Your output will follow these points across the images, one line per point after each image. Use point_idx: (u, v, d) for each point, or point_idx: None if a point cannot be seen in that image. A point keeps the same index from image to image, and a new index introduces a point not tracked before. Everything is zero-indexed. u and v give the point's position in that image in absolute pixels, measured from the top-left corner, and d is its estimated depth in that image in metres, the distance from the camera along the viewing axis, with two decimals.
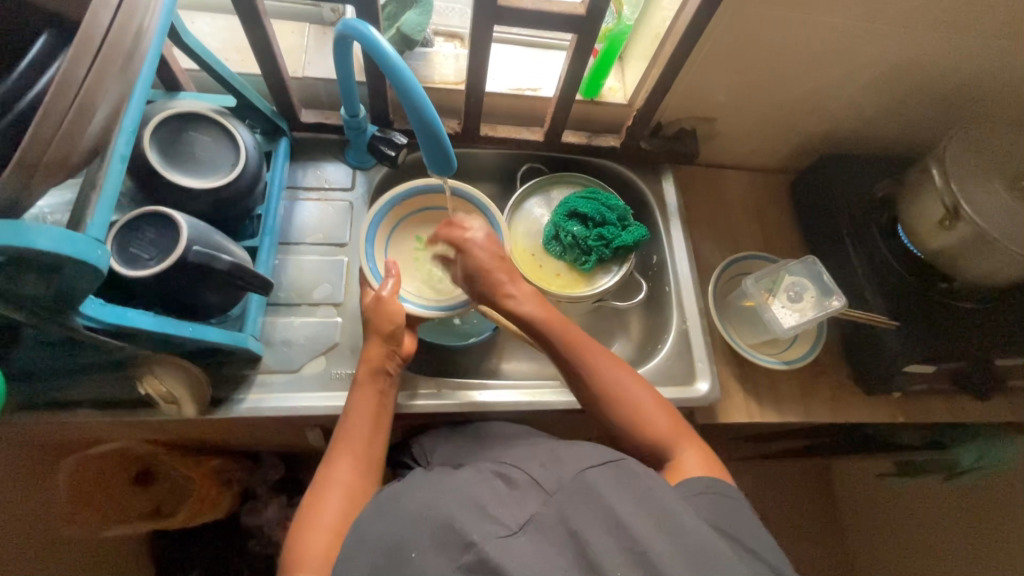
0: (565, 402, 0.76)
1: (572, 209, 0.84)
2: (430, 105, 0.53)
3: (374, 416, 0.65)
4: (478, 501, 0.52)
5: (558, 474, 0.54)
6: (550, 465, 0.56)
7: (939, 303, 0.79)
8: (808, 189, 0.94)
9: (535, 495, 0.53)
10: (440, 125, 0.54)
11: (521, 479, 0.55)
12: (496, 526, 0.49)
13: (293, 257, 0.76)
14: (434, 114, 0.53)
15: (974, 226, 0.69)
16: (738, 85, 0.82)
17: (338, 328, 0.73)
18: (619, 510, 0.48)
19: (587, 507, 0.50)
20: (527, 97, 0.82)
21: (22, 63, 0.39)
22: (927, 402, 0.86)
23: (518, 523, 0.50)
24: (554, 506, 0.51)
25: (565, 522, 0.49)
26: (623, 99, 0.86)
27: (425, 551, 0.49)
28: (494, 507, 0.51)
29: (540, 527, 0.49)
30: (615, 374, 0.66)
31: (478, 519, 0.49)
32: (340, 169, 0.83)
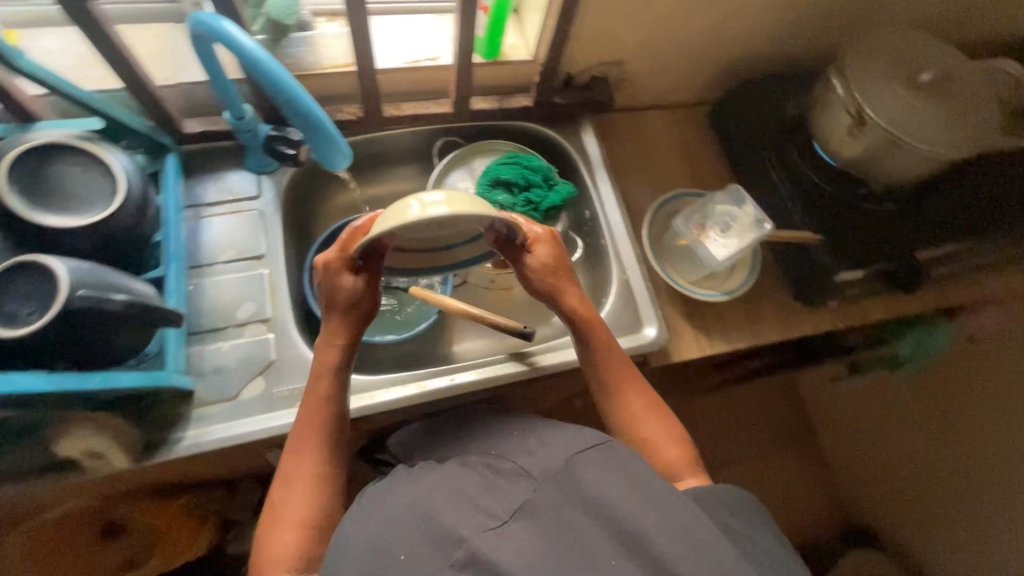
0: (518, 373, 0.76)
1: (495, 178, 0.82)
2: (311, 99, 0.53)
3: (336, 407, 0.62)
4: (463, 496, 0.52)
5: (547, 460, 0.55)
6: (540, 453, 0.57)
7: (861, 209, 0.82)
8: (725, 118, 0.94)
9: (526, 482, 0.53)
10: (325, 118, 0.55)
11: (508, 474, 0.55)
12: (486, 518, 0.49)
13: (208, 280, 0.71)
14: (322, 115, 0.54)
15: (881, 130, 0.71)
16: (639, 24, 0.80)
17: (271, 344, 0.69)
18: (608, 497, 0.49)
19: (569, 491, 0.51)
20: (426, 68, 0.78)
21: None
22: (865, 305, 0.89)
23: (510, 511, 0.50)
24: (545, 493, 0.51)
25: (557, 505, 0.50)
26: (527, 55, 0.83)
27: (414, 552, 0.48)
28: (484, 500, 0.52)
29: (532, 512, 0.50)
30: (635, 404, 0.66)
31: (468, 517, 0.50)
32: (242, 176, 0.77)
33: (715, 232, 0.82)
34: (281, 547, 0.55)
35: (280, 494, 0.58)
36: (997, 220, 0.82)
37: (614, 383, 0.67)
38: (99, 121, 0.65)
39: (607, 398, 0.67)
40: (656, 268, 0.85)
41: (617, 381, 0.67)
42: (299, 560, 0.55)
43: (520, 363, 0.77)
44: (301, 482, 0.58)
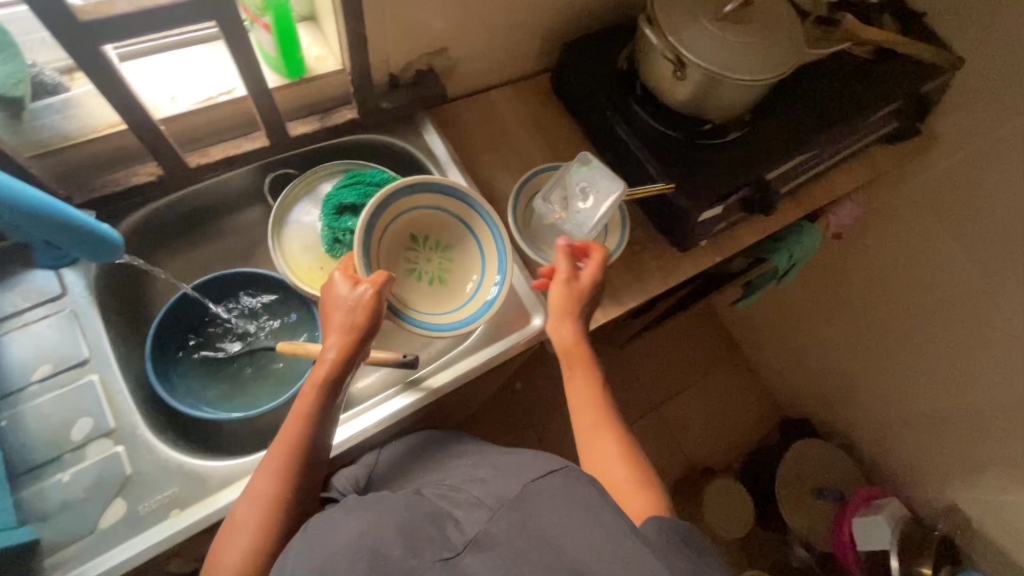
0: (419, 401, 0.73)
1: (339, 204, 0.76)
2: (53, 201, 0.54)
3: (312, 432, 0.59)
4: (421, 526, 0.54)
5: (503, 491, 0.58)
6: (497, 489, 0.59)
7: (703, 145, 0.84)
8: (565, 83, 0.92)
9: (481, 513, 0.56)
10: (82, 218, 0.56)
11: (462, 508, 0.58)
12: (441, 547, 0.51)
13: (26, 407, 0.61)
14: (66, 211, 0.54)
15: (701, 70, 0.72)
16: (444, 7, 0.75)
17: (124, 458, 0.61)
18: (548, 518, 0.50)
19: (514, 515, 0.53)
20: (223, 105, 0.69)
21: None
22: (736, 234, 0.93)
23: (464, 543, 0.51)
24: (498, 519, 0.53)
25: (507, 527, 0.51)
26: (336, 65, 0.75)
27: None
28: (430, 540, 0.52)
29: (484, 544, 0.50)
30: (610, 436, 0.67)
31: (425, 545, 0.51)
32: (36, 276, 0.66)
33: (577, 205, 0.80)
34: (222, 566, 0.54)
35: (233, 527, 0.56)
36: (828, 125, 0.87)
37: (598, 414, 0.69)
38: None
39: (586, 418, 0.69)
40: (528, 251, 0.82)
41: (596, 413, 0.69)
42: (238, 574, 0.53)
43: (420, 390, 0.74)
44: (257, 497, 0.56)
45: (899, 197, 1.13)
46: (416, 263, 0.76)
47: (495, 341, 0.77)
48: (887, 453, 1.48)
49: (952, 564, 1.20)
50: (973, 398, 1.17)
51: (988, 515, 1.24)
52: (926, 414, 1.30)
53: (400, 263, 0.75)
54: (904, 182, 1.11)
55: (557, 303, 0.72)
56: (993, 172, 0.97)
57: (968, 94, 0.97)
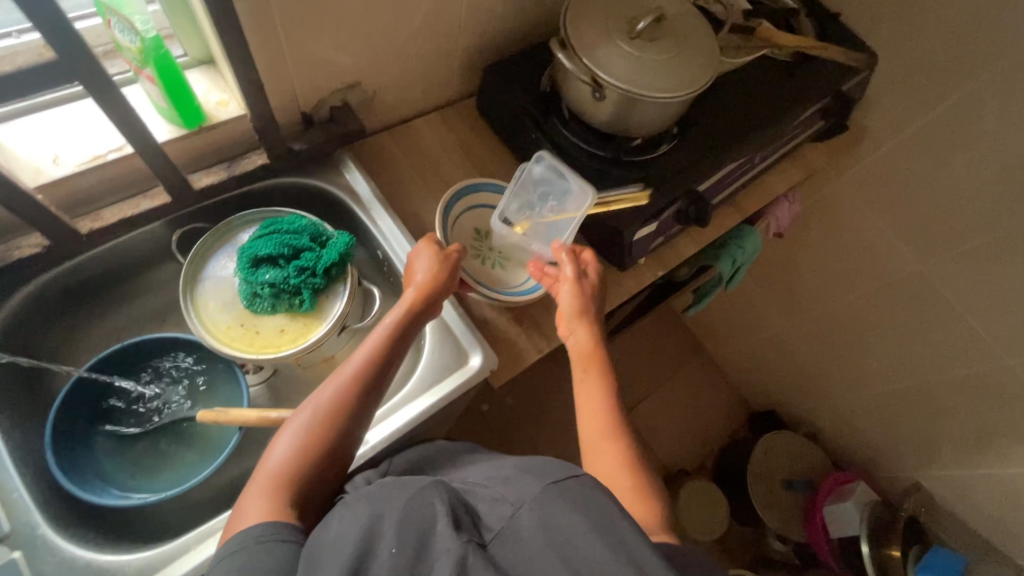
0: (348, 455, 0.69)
1: (254, 257, 0.71)
2: None
3: (383, 361, 0.63)
4: (453, 511, 0.47)
5: (529, 481, 0.50)
6: (519, 478, 0.51)
7: (632, 163, 0.83)
8: (491, 106, 0.90)
9: (504, 506, 0.48)
10: None
11: (484, 499, 0.50)
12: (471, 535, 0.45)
13: None
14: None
15: (619, 91, 0.71)
16: (349, 42, 0.71)
17: (21, 564, 0.54)
18: (583, 524, 0.43)
19: (540, 515, 0.45)
20: (110, 164, 0.64)
21: None
22: (676, 246, 0.92)
23: (492, 535, 0.46)
24: (525, 515, 0.45)
25: (537, 531, 0.44)
26: (239, 109, 0.71)
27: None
28: (461, 527, 0.46)
29: (512, 541, 0.44)
30: (622, 444, 0.65)
31: (462, 529, 0.45)
32: None
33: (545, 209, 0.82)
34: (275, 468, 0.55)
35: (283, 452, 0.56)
36: (755, 131, 0.86)
37: (614, 418, 0.67)
38: None
39: (602, 417, 0.67)
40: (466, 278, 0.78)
41: (610, 415, 0.67)
42: (290, 475, 0.54)
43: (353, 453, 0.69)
44: (316, 407, 0.59)
45: (832, 193, 1.15)
46: (478, 249, 0.84)
47: (435, 386, 0.73)
48: (851, 439, 1.50)
49: (919, 543, 1.23)
50: (924, 380, 1.20)
51: (950, 490, 1.27)
52: (882, 397, 1.33)
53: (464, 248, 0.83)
54: (837, 179, 1.13)
55: (571, 303, 0.73)
56: (917, 164, 0.99)
57: (886, 90, 0.99)
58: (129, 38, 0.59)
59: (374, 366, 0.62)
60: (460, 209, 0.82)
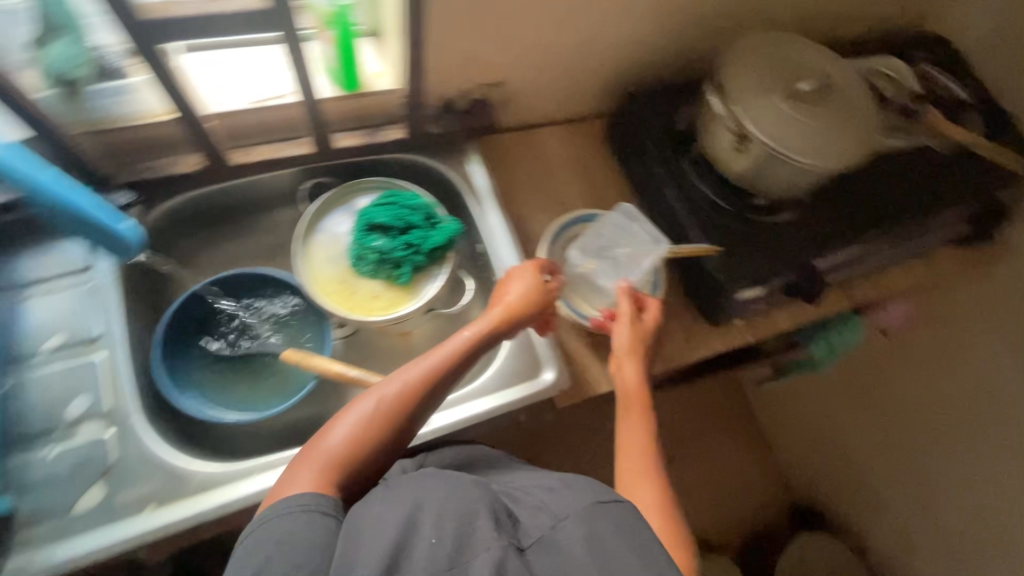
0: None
1: (370, 222, 0.75)
2: (76, 197, 0.59)
3: (461, 364, 0.62)
4: (494, 515, 0.48)
5: (583, 492, 0.51)
6: (563, 491, 0.52)
7: (756, 222, 0.79)
8: (619, 132, 0.90)
9: (547, 515, 0.49)
10: (102, 219, 0.61)
11: (525, 505, 0.51)
12: (509, 537, 0.46)
13: (32, 375, 0.62)
14: (83, 205, 0.59)
15: (763, 147, 0.69)
16: (507, 42, 0.73)
17: (112, 443, 0.61)
18: (634, 538, 0.45)
19: (588, 525, 0.46)
20: (273, 107, 0.69)
21: None
22: (775, 316, 0.87)
23: (528, 540, 0.46)
24: (572, 524, 0.46)
25: (582, 541, 0.45)
26: (394, 82, 0.75)
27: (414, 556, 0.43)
28: (503, 524, 0.47)
29: (550, 550, 0.45)
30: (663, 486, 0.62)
31: (503, 531, 0.46)
32: (71, 246, 0.67)
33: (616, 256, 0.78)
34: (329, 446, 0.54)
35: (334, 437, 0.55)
36: (894, 220, 0.81)
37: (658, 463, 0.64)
38: None
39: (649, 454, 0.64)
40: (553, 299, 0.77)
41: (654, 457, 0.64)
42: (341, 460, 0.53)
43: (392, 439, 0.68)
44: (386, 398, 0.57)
45: (957, 303, 1.05)
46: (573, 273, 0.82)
47: (501, 390, 0.73)
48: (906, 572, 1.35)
49: None
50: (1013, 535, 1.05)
51: None
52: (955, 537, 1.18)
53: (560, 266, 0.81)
54: (967, 290, 1.02)
55: (625, 342, 0.71)
56: None
57: None
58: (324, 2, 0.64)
59: (451, 369, 0.61)
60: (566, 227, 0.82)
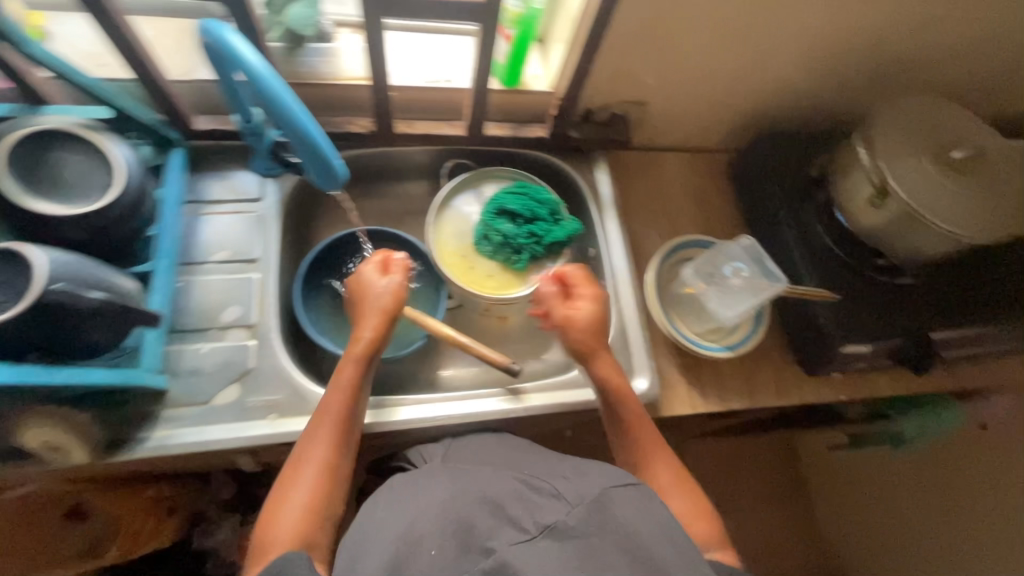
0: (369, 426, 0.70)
1: (500, 207, 0.81)
2: (305, 115, 0.49)
3: (354, 400, 0.63)
4: (496, 515, 0.55)
5: (586, 486, 0.57)
6: (576, 480, 0.59)
7: (875, 280, 0.79)
8: (743, 168, 0.91)
9: (561, 504, 0.55)
10: (319, 138, 0.50)
11: (544, 493, 0.58)
12: (514, 531, 0.53)
13: (197, 279, 0.70)
14: (310, 128, 0.49)
15: (903, 205, 0.68)
16: (663, 66, 0.77)
17: (251, 352, 0.68)
18: (634, 531, 0.50)
19: (584, 520, 0.52)
20: (442, 89, 0.77)
21: None
22: (869, 379, 0.85)
23: (539, 527, 0.53)
24: (581, 512, 0.53)
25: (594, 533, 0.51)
26: (547, 86, 0.81)
27: (442, 549, 0.52)
28: (513, 512, 0.55)
29: (566, 535, 0.51)
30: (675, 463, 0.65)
31: (499, 528, 0.54)
32: (247, 178, 0.76)
33: (723, 286, 0.77)
34: (296, 499, 0.56)
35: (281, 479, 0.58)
36: (1016, 308, 0.80)
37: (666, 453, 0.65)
38: (108, 111, 0.64)
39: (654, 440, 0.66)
40: (656, 313, 0.81)
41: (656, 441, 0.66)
42: (310, 509, 0.56)
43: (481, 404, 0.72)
44: (318, 452, 0.59)
45: None
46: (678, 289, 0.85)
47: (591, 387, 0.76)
48: None
49: None
50: None
51: None
52: None
53: (668, 280, 0.84)
54: None
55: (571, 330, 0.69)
56: None
57: None
58: (515, 3, 0.73)
59: (348, 411, 0.62)
60: (676, 248, 0.85)
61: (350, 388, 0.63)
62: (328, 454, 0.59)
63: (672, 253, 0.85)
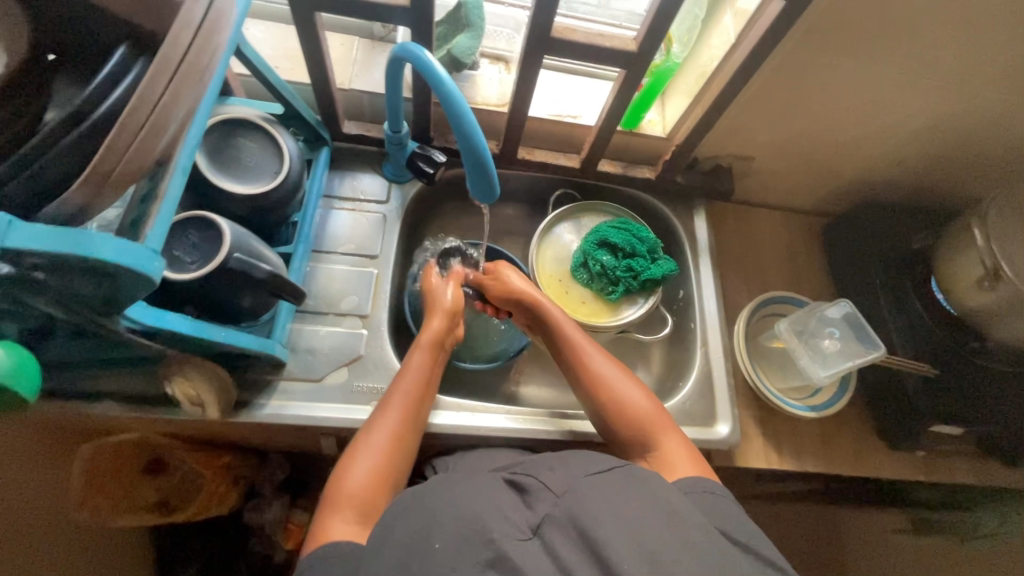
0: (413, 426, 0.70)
1: (603, 239, 0.84)
2: (481, 134, 0.55)
3: (425, 381, 0.66)
4: (484, 500, 0.50)
5: (568, 476, 0.53)
6: (559, 471, 0.55)
7: (973, 364, 0.77)
8: (839, 233, 0.93)
9: (550, 496, 0.51)
10: (487, 151, 0.56)
11: (532, 490, 0.53)
12: (514, 528, 0.48)
13: (323, 266, 0.76)
14: (482, 142, 0.54)
15: (1015, 288, 0.66)
16: (781, 128, 0.80)
17: (363, 340, 0.73)
18: (630, 506, 0.48)
19: (573, 508, 0.49)
20: (567, 123, 0.84)
21: (100, 74, 0.36)
22: (951, 463, 0.83)
23: (534, 527, 0.49)
24: (574, 501, 0.49)
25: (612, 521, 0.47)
26: (662, 132, 0.87)
27: (446, 541, 0.46)
28: (510, 510, 0.50)
29: (557, 527, 0.48)
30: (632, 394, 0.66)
31: (498, 519, 0.48)
32: (377, 181, 0.82)
33: (816, 347, 0.79)
34: (362, 465, 0.58)
35: (351, 445, 0.61)
36: None
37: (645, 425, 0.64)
38: (280, 108, 0.72)
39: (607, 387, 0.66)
40: (743, 364, 0.83)
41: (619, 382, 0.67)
42: (375, 477, 0.57)
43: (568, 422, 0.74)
44: (386, 426, 0.61)
45: None
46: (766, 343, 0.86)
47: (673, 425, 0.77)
48: None
49: None
50: None
51: None
52: None
53: (757, 333, 0.86)
54: None
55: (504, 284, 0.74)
56: None
57: None
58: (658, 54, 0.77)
59: (419, 392, 0.65)
60: (766, 301, 0.86)
61: (421, 372, 0.66)
62: (396, 430, 0.61)
63: (763, 306, 0.86)
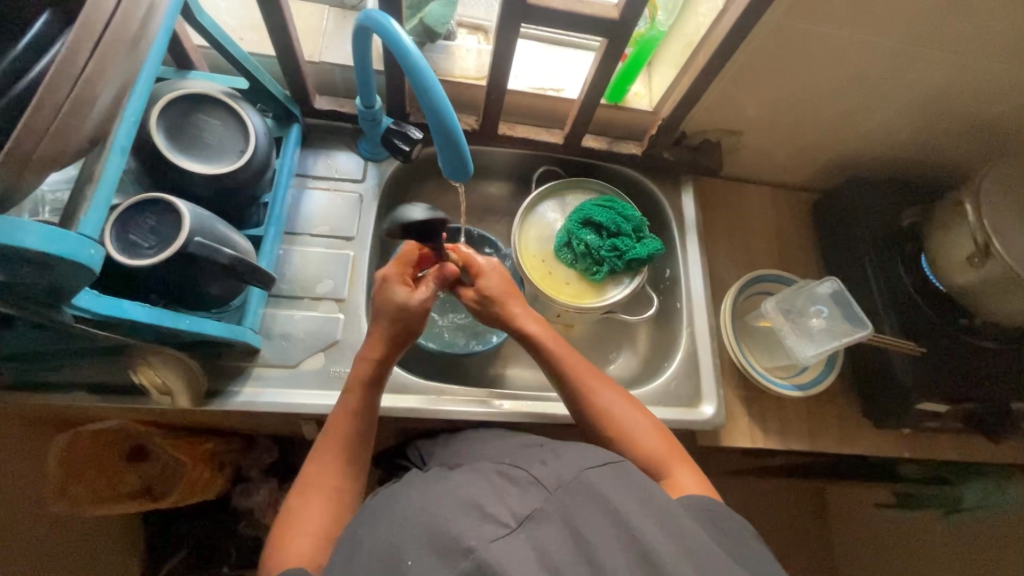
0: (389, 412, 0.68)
1: (588, 218, 0.81)
2: (450, 107, 0.52)
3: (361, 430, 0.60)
4: (474, 493, 0.48)
5: (559, 470, 0.51)
6: (551, 463, 0.53)
7: (958, 340, 0.77)
8: (829, 209, 0.91)
9: (535, 491, 0.49)
10: (456, 126, 0.53)
11: (517, 480, 0.51)
12: (493, 525, 0.45)
13: (298, 248, 0.74)
14: (452, 118, 0.52)
15: (1005, 265, 0.65)
16: (770, 101, 0.78)
17: (340, 325, 0.71)
18: (621, 506, 0.47)
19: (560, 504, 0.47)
20: (549, 97, 0.80)
21: (11, 54, 0.35)
22: (936, 439, 0.83)
23: (518, 518, 0.46)
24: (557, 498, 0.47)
25: (603, 517, 0.46)
26: (648, 106, 0.84)
27: (421, 557, 0.44)
28: (493, 501, 0.48)
29: (540, 522, 0.46)
30: (626, 412, 0.64)
31: (473, 521, 0.45)
32: (351, 159, 0.79)
33: (803, 326, 0.77)
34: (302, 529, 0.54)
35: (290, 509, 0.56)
36: None
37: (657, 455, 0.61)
38: (244, 82, 0.68)
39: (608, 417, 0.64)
40: (729, 344, 0.81)
41: (620, 408, 0.64)
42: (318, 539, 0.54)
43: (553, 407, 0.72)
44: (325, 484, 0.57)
45: None
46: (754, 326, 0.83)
47: (658, 407, 0.76)
48: None
49: None
50: None
51: None
52: None
53: (746, 312, 0.85)
54: None
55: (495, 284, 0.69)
56: None
57: None
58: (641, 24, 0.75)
59: (356, 442, 0.60)
60: (753, 278, 0.84)
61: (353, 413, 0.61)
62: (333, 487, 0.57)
63: (751, 285, 0.84)
